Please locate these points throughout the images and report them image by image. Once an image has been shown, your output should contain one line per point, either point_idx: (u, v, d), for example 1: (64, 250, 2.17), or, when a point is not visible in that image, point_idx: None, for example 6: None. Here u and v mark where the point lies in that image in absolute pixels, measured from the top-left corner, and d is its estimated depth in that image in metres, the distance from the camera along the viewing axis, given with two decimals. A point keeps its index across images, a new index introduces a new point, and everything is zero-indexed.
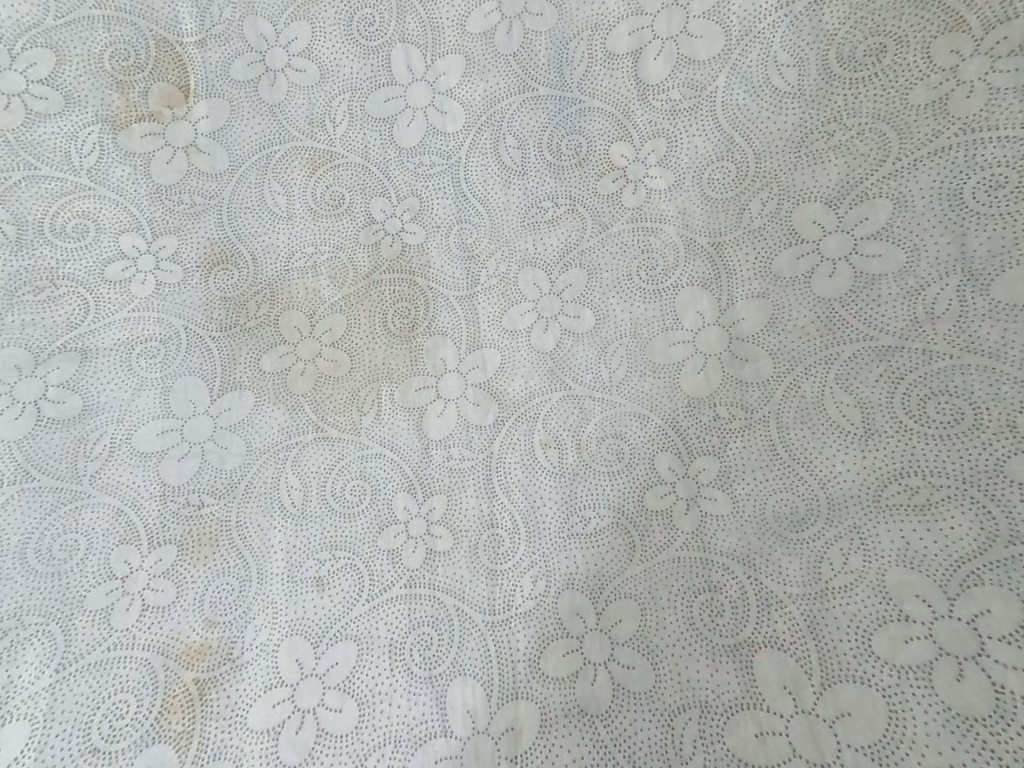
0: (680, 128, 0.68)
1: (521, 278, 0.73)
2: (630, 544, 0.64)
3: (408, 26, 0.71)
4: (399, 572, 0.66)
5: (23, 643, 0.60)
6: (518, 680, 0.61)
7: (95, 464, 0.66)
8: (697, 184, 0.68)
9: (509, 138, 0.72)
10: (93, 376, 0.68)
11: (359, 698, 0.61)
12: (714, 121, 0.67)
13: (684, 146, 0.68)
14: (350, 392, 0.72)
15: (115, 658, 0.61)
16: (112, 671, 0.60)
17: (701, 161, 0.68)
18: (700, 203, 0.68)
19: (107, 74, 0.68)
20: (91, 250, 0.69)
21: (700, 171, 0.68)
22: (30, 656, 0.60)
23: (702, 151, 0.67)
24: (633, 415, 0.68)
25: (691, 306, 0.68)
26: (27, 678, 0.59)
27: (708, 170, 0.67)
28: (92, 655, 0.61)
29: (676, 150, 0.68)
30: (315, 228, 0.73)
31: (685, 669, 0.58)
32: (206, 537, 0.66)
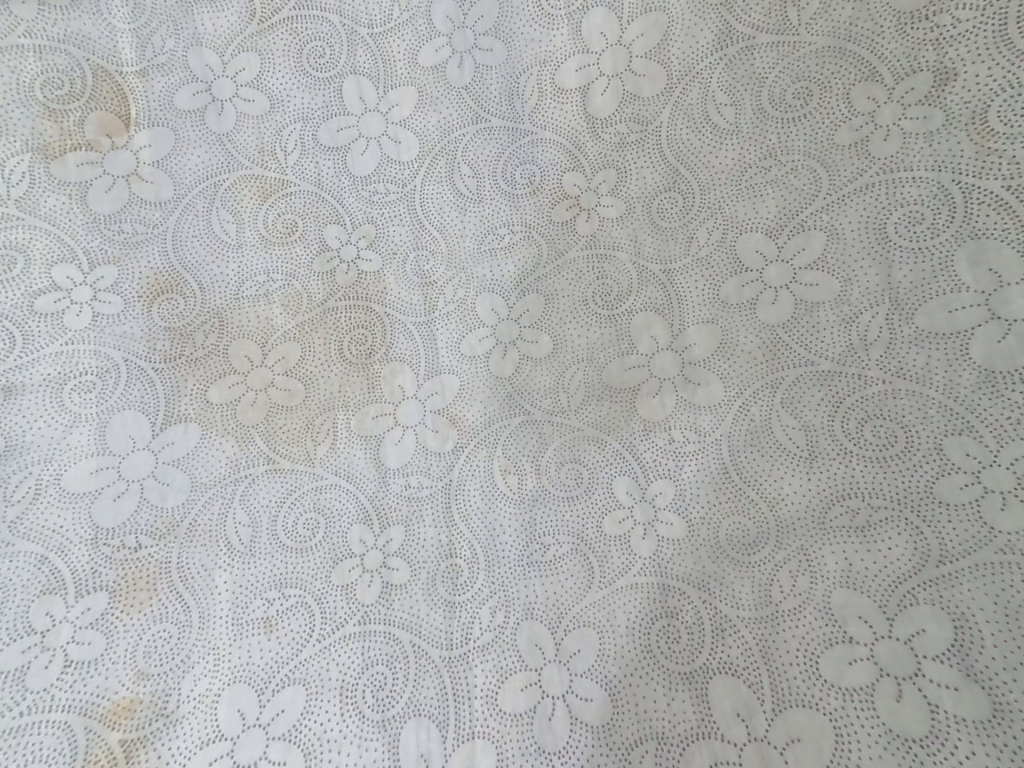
0: (629, 160, 0.70)
1: (479, 303, 0.73)
2: (589, 570, 0.64)
3: (359, 57, 0.71)
4: (353, 608, 0.64)
5: None
6: (475, 718, 0.59)
7: (18, 509, 0.62)
8: (646, 214, 0.70)
9: (464, 168, 0.73)
10: (18, 414, 0.64)
11: (306, 748, 0.58)
12: (660, 155, 0.69)
13: (633, 178, 0.70)
14: (304, 421, 0.71)
15: (30, 723, 0.56)
16: (25, 739, 0.55)
17: (649, 192, 0.70)
18: (650, 231, 0.70)
19: (39, 103, 0.66)
20: (21, 282, 0.66)
21: (649, 202, 0.70)
22: None
23: (650, 183, 0.70)
24: (591, 438, 0.68)
25: (645, 331, 0.69)
26: None
27: (657, 201, 0.69)
28: (2, 721, 0.56)
29: (626, 181, 0.70)
30: (267, 255, 0.72)
31: (642, 700, 0.58)
32: (143, 579, 0.62)
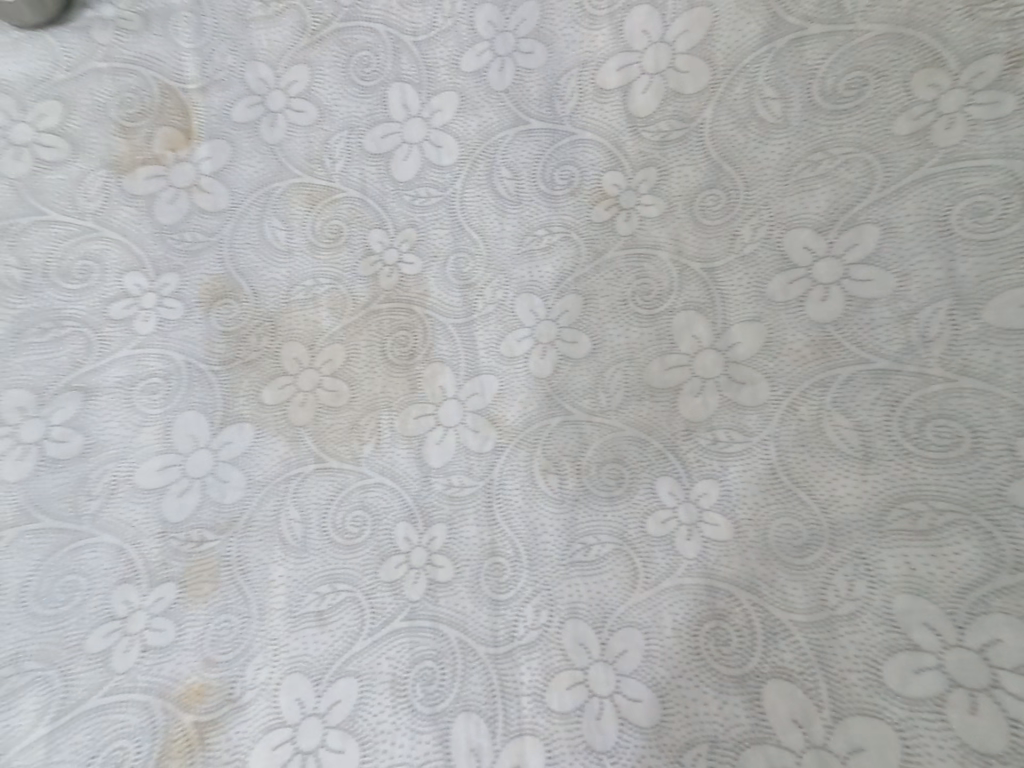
0: (670, 157, 0.69)
1: (517, 304, 0.74)
2: (633, 571, 0.63)
3: (403, 65, 0.73)
4: (400, 604, 0.65)
5: (23, 689, 0.60)
6: (523, 715, 0.60)
7: (96, 503, 0.66)
8: (687, 211, 0.69)
9: (503, 170, 0.74)
10: (94, 414, 0.68)
11: (361, 739, 0.60)
12: (702, 151, 0.68)
13: (675, 175, 0.69)
14: (350, 421, 0.73)
15: (113, 703, 0.60)
16: (110, 717, 0.59)
17: (690, 188, 0.69)
18: (692, 228, 0.69)
19: (114, 122, 0.71)
20: (95, 290, 0.70)
21: (691, 198, 0.69)
22: (29, 704, 0.59)
23: (691, 180, 0.69)
24: (632, 438, 0.68)
25: (687, 330, 0.68)
26: (26, 726, 0.58)
27: (699, 197, 0.68)
28: (89, 701, 0.60)
29: (667, 178, 0.69)
30: (314, 260, 0.75)
31: (692, 702, 0.57)
32: (206, 572, 0.65)
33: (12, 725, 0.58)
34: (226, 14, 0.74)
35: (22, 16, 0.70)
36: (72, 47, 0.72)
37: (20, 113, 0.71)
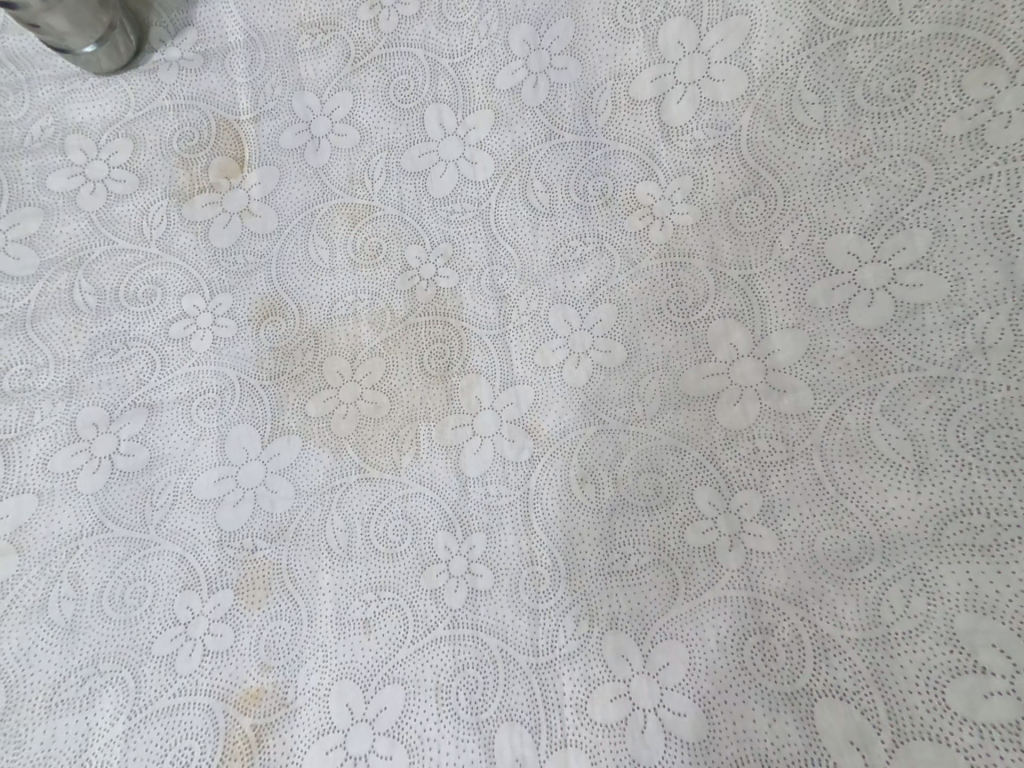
0: (706, 165, 0.69)
1: (551, 315, 0.75)
2: (673, 582, 0.63)
3: (440, 87, 0.75)
4: (442, 612, 0.67)
5: (100, 690, 0.63)
6: (566, 727, 0.60)
7: (161, 513, 0.70)
8: (723, 218, 0.68)
9: (537, 183, 0.75)
10: (159, 429, 0.73)
11: (408, 745, 0.61)
12: (738, 158, 0.67)
13: (710, 183, 0.69)
14: (390, 432, 0.75)
15: (182, 703, 0.63)
16: (179, 717, 0.62)
17: (726, 196, 0.68)
18: (727, 235, 0.68)
19: (176, 155, 0.76)
20: (158, 312, 0.75)
21: (726, 206, 0.68)
22: (106, 703, 0.63)
23: (727, 187, 0.68)
24: (669, 448, 0.67)
25: (725, 338, 0.67)
26: (105, 724, 0.62)
27: (736, 205, 0.68)
28: (160, 700, 0.63)
29: (703, 186, 0.69)
30: (355, 278, 0.77)
31: (740, 719, 0.56)
32: (260, 579, 0.68)
33: (91, 723, 0.62)
34: (276, 47, 0.77)
35: (100, 65, 0.74)
36: (142, 89, 0.77)
37: (94, 151, 0.76)
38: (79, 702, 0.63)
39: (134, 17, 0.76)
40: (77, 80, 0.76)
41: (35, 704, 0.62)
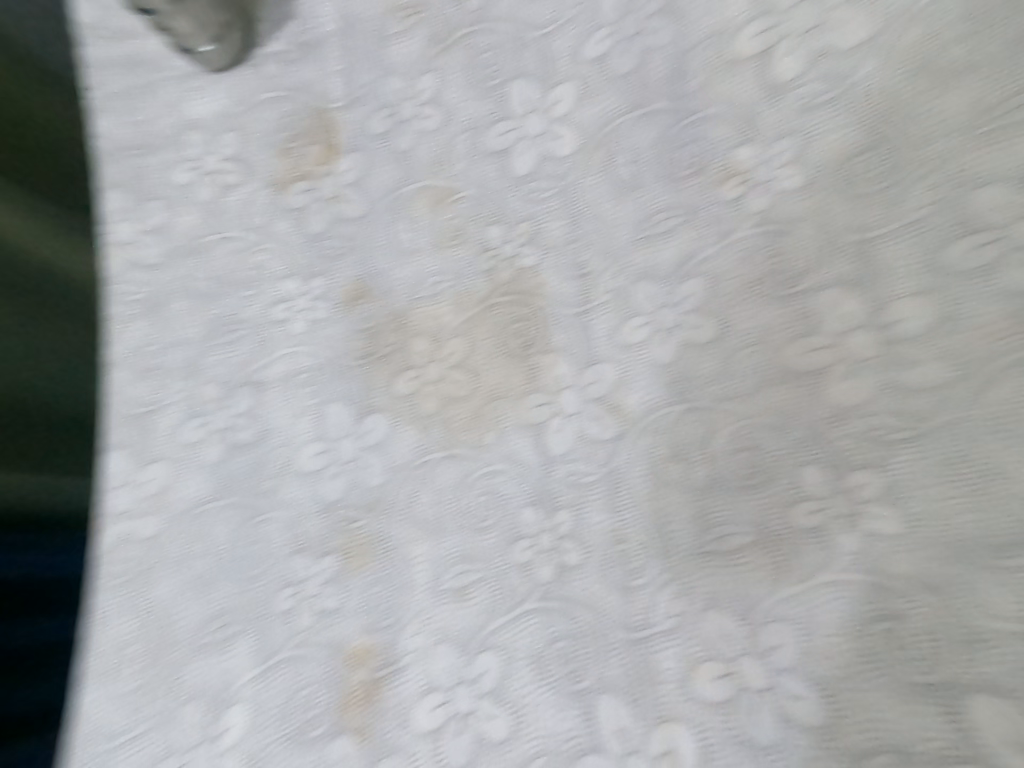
0: (814, 123, 0.64)
1: (636, 291, 0.72)
2: (778, 563, 0.60)
3: (525, 62, 0.75)
4: (532, 584, 0.68)
5: (236, 637, 0.70)
6: (668, 702, 0.60)
7: (271, 483, 0.76)
8: (831, 182, 0.63)
9: (622, 156, 0.72)
10: (266, 406, 0.78)
11: (510, 708, 0.63)
12: (849, 115, 0.62)
13: (815, 145, 0.64)
14: (473, 410, 0.76)
15: (303, 654, 0.69)
16: (302, 666, 0.68)
17: (834, 156, 0.63)
18: (835, 200, 0.62)
19: (277, 144, 0.81)
20: (262, 296, 0.81)
21: (834, 168, 0.63)
22: (242, 648, 0.70)
23: (834, 147, 0.63)
24: (768, 427, 0.64)
25: (834, 309, 0.62)
26: (242, 667, 0.69)
27: (850, 162, 0.62)
28: (285, 649, 0.69)
29: (807, 148, 0.64)
30: (437, 259, 0.79)
31: (869, 708, 0.54)
32: (361, 547, 0.72)
33: (231, 665, 0.69)
34: (367, 34, 0.80)
35: (215, 61, 0.82)
36: (248, 82, 0.83)
37: (211, 143, 0.83)
38: (220, 645, 0.70)
39: (243, 15, 0.82)
40: (195, 81, 0.84)
41: (184, 645, 0.71)
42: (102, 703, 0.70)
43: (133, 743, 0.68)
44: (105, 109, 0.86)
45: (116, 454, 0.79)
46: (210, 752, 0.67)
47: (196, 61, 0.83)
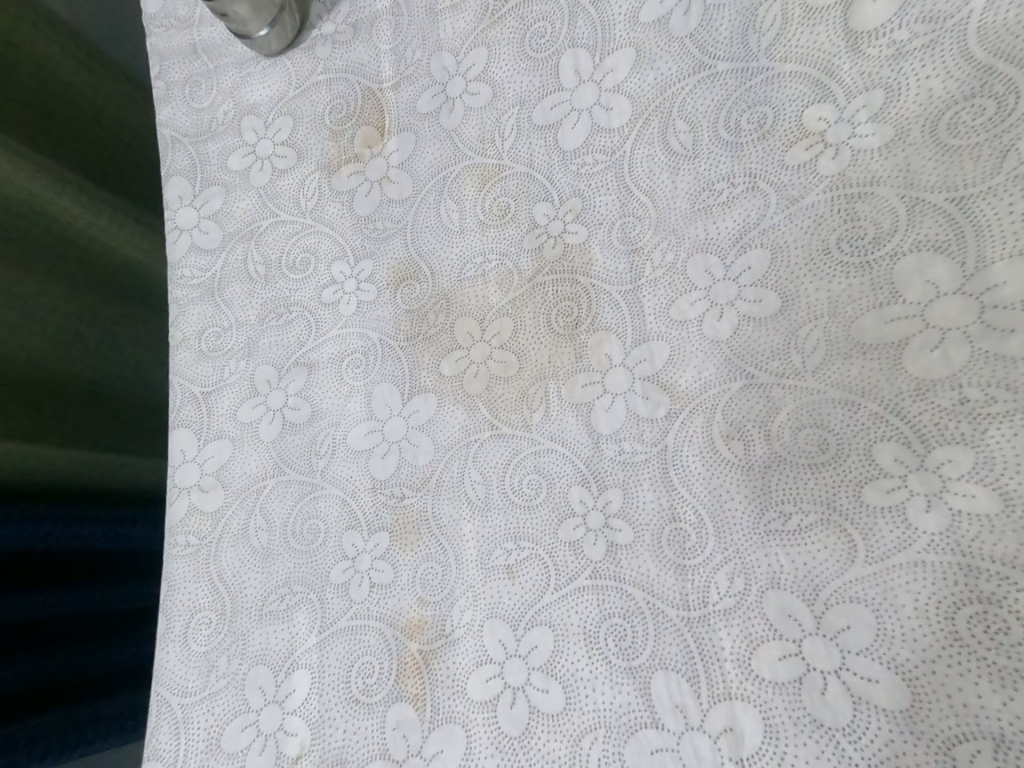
0: (907, 72, 0.60)
1: (690, 264, 0.69)
2: (849, 542, 0.58)
3: (578, 30, 0.74)
4: (582, 563, 0.67)
5: (295, 606, 0.73)
6: (729, 681, 0.59)
7: (325, 460, 0.78)
8: (928, 134, 0.59)
9: (679, 123, 0.70)
10: (317, 385, 0.80)
11: (564, 682, 0.63)
12: (960, 59, 0.58)
13: (911, 94, 0.60)
14: (519, 391, 0.74)
15: (360, 624, 0.71)
16: (358, 636, 0.70)
17: (935, 106, 0.59)
18: (933, 154, 0.59)
19: (328, 128, 0.83)
20: (313, 278, 0.82)
21: (933, 120, 0.59)
22: (301, 617, 0.72)
23: (938, 95, 0.59)
24: (839, 401, 0.61)
25: (918, 276, 0.59)
26: (302, 635, 0.72)
27: (948, 115, 0.59)
28: (342, 619, 0.71)
29: (897, 100, 0.61)
30: (484, 238, 0.78)
31: (957, 693, 0.52)
32: (410, 524, 0.73)
33: (292, 633, 0.72)
34: (418, 10, 0.80)
35: (270, 46, 0.83)
36: (302, 66, 0.84)
37: (265, 129, 0.85)
38: (281, 614, 0.73)
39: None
40: (251, 67, 0.87)
41: (250, 612, 0.74)
42: (175, 664, 0.74)
43: (208, 702, 0.72)
44: (166, 98, 0.89)
45: (180, 431, 0.83)
46: (278, 712, 0.70)
47: (250, 47, 0.85)
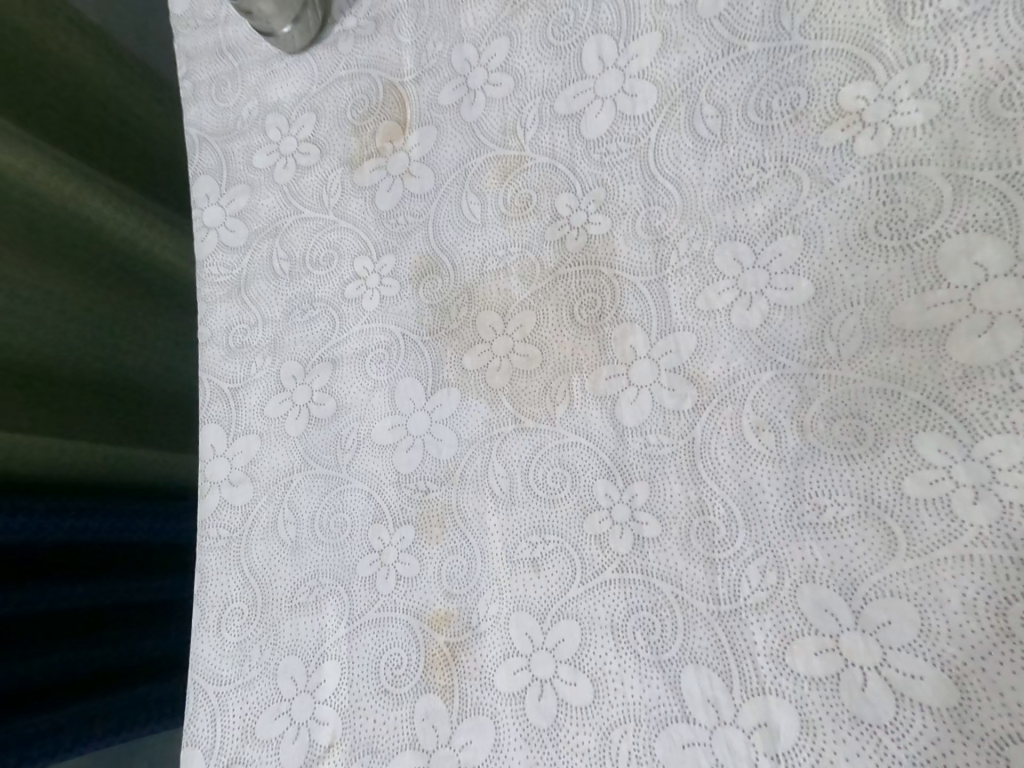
0: (954, 45, 0.58)
1: (717, 253, 0.67)
2: (890, 536, 0.56)
3: (602, 16, 0.73)
4: (609, 557, 0.66)
5: (323, 598, 0.74)
6: (763, 677, 0.57)
7: (350, 454, 0.79)
8: (978, 108, 0.57)
9: (707, 108, 0.68)
10: (342, 380, 0.81)
11: (591, 676, 0.63)
12: (1013, 30, 0.56)
13: (959, 68, 0.58)
14: (543, 384, 0.73)
15: (387, 616, 0.71)
16: (385, 628, 0.71)
17: (985, 79, 0.57)
18: (982, 129, 0.57)
19: (350, 124, 0.83)
20: (337, 275, 0.83)
21: (983, 93, 0.57)
22: (330, 609, 0.73)
23: (988, 67, 0.57)
24: (877, 390, 0.59)
25: (964, 260, 0.57)
26: (331, 626, 0.73)
27: (997, 89, 0.57)
28: (369, 612, 0.72)
29: (944, 74, 0.59)
30: (505, 231, 0.77)
31: (1008, 690, 0.50)
32: (436, 517, 0.73)
33: (320, 624, 0.73)
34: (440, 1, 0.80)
35: (294, 41, 0.84)
36: (324, 63, 0.85)
37: (288, 127, 0.86)
38: (310, 605, 0.74)
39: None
40: (275, 65, 0.87)
41: (280, 603, 0.75)
42: (207, 653, 0.76)
43: (242, 691, 0.74)
44: (192, 98, 0.91)
45: (210, 427, 0.84)
46: (309, 702, 0.71)
47: (273, 44, 0.85)
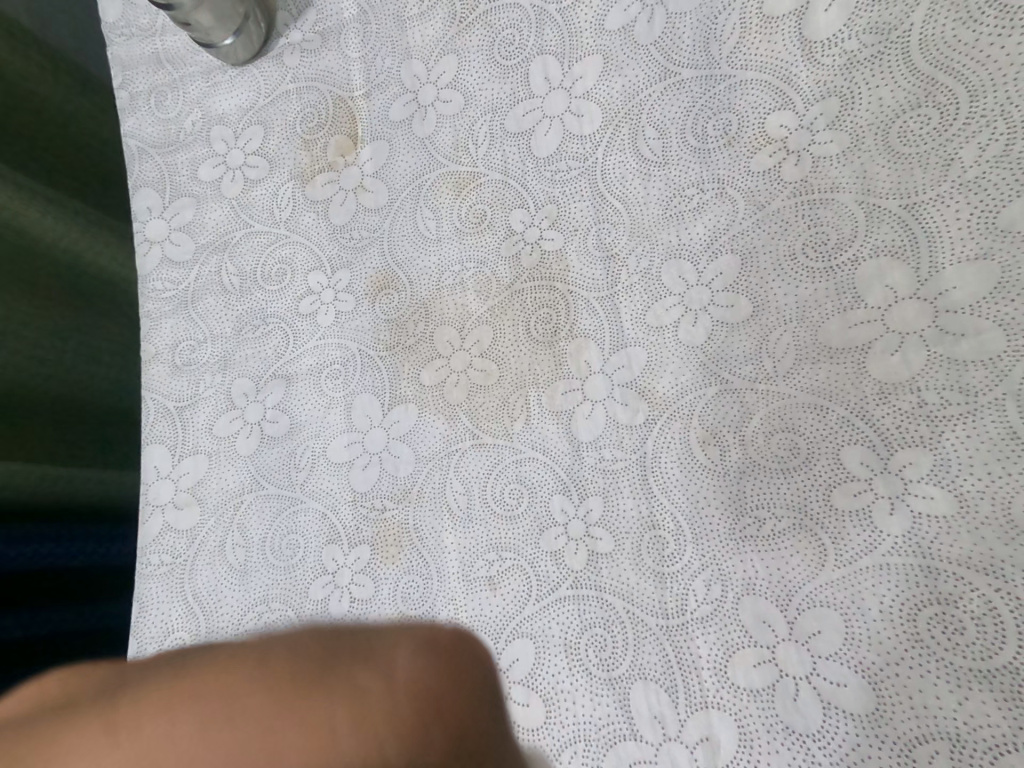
0: (857, 82, 0.61)
1: (665, 271, 0.68)
2: (820, 547, 0.58)
3: (546, 38, 0.73)
4: (564, 573, 0.66)
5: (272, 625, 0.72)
6: (706, 690, 0.58)
7: (304, 475, 0.77)
8: (883, 141, 0.60)
9: (649, 130, 0.69)
10: (296, 397, 0.79)
11: (545, 695, 0.63)
12: (906, 67, 0.59)
13: (865, 103, 0.61)
14: (500, 399, 0.73)
15: None
16: None
17: (886, 115, 0.60)
18: (886, 161, 0.60)
19: (299, 137, 0.82)
20: (290, 289, 0.81)
21: (886, 127, 0.60)
22: None
23: (888, 104, 0.60)
24: (809, 405, 0.61)
25: (878, 281, 0.59)
26: None
27: (899, 122, 0.60)
28: None
29: (852, 109, 0.61)
30: (461, 246, 0.77)
31: (918, 694, 0.52)
32: (392, 536, 0.72)
33: None
34: (386, 17, 0.80)
35: (236, 54, 0.82)
36: (270, 75, 0.83)
37: (234, 140, 0.84)
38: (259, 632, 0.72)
39: (264, 4, 0.82)
40: (218, 76, 0.85)
41: (228, 631, 0.73)
42: None
43: None
44: (131, 109, 0.88)
45: (156, 448, 0.81)
46: None
47: (215, 55, 0.83)
